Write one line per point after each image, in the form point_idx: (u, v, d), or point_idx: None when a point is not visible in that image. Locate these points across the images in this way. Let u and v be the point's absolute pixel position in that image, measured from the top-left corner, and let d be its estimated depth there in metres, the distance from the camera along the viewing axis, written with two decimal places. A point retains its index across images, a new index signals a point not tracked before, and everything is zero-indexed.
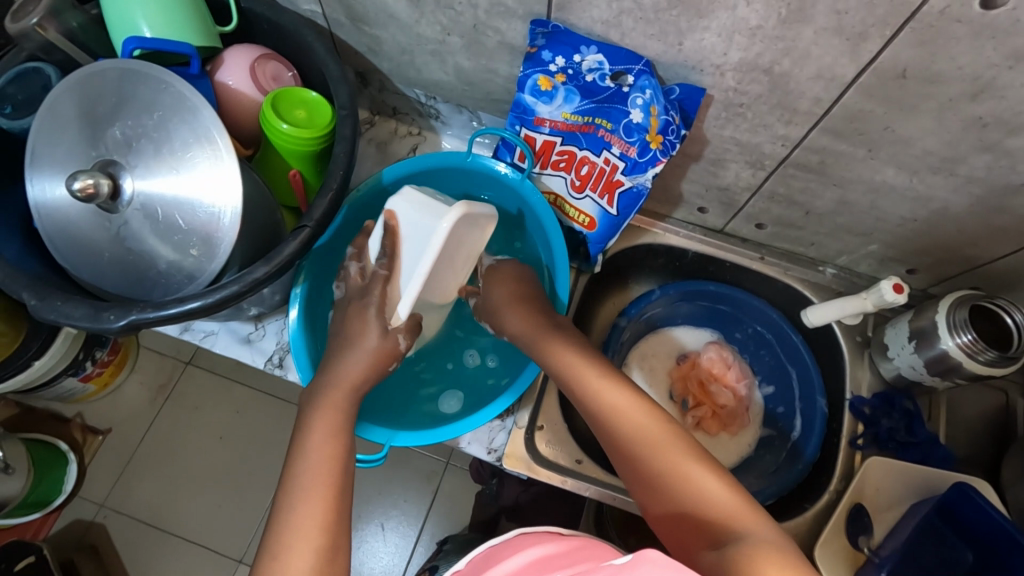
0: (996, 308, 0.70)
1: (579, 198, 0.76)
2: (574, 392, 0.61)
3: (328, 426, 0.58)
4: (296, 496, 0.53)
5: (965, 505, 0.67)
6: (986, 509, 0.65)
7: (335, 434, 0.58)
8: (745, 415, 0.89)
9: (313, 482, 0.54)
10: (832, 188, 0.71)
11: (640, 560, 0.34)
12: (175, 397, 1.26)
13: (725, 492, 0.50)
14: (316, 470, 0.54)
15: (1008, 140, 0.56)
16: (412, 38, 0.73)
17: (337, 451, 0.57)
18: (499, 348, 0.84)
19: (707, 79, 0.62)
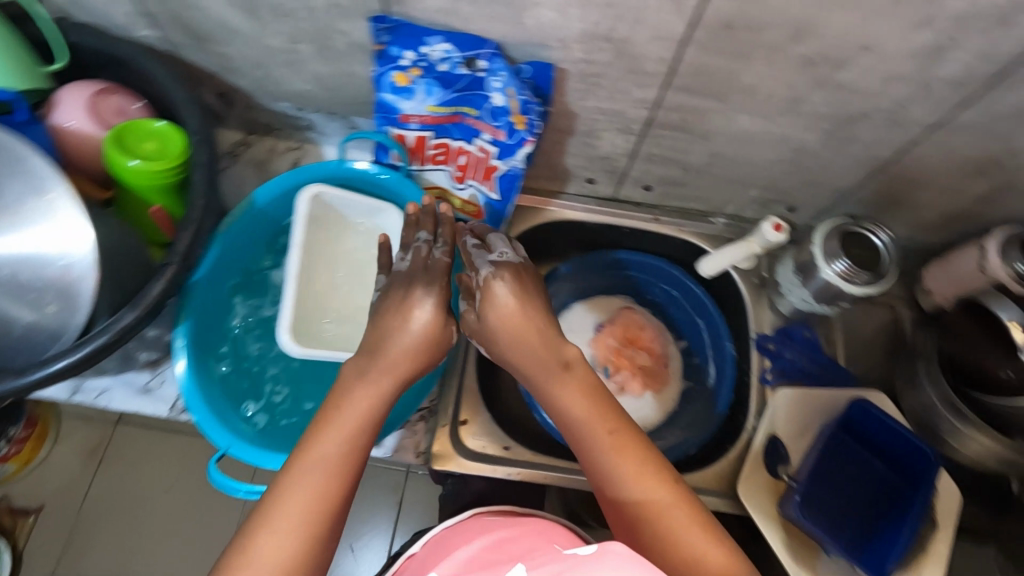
0: (863, 231, 0.76)
1: (462, 188, 0.76)
2: (573, 434, 0.56)
3: (371, 403, 0.54)
4: (303, 467, 0.48)
5: (866, 419, 0.75)
6: (882, 420, 0.74)
7: (367, 419, 0.54)
8: (664, 371, 0.91)
9: (329, 454, 0.50)
10: (700, 142, 0.74)
11: (605, 550, 0.36)
12: (109, 458, 1.19)
13: (716, 547, 0.47)
14: (336, 434, 0.51)
15: (837, 74, 0.59)
16: (262, 51, 0.70)
17: (366, 420, 0.53)
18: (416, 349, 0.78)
19: (557, 54, 0.62)
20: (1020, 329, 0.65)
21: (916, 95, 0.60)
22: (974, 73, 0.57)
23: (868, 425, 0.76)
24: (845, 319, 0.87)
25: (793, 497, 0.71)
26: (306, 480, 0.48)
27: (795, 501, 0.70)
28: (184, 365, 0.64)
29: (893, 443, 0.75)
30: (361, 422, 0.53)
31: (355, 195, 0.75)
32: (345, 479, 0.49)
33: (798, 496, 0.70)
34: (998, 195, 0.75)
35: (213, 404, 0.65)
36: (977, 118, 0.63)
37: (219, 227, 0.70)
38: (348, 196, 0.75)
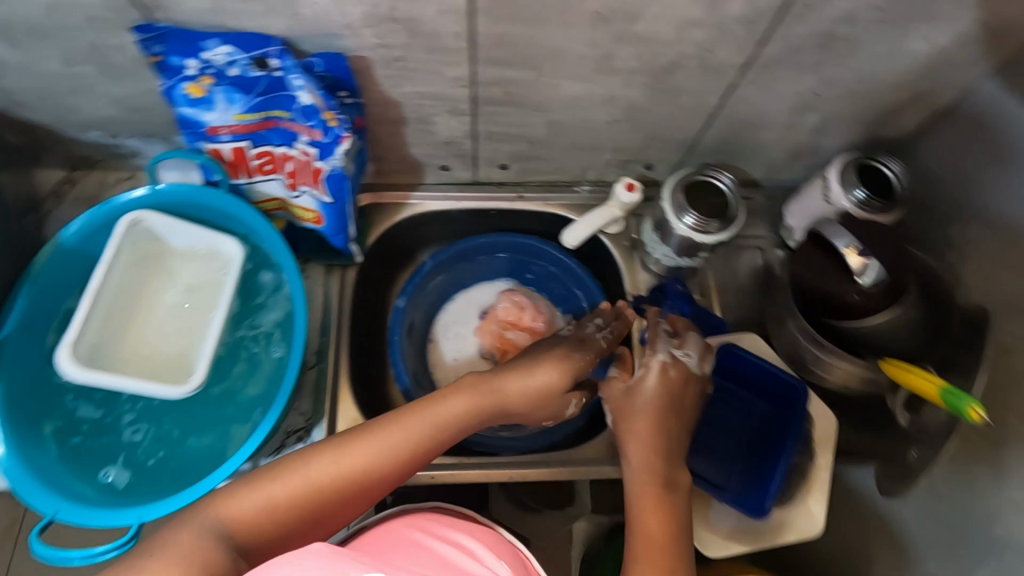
0: (707, 178, 0.76)
1: (297, 196, 0.72)
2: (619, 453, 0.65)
3: (466, 402, 0.58)
4: (330, 452, 0.52)
5: (734, 361, 0.77)
6: (753, 361, 0.76)
7: (458, 422, 0.58)
8: None
9: (365, 448, 0.53)
10: (534, 114, 0.72)
11: None
12: None
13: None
14: (385, 436, 0.54)
15: (634, 27, 0.59)
16: (41, 79, 0.64)
17: (433, 424, 0.56)
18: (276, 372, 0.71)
19: (349, 42, 0.59)
20: (856, 254, 0.67)
21: (716, 37, 0.60)
22: (760, 8, 0.57)
23: (739, 365, 0.78)
24: (715, 267, 0.89)
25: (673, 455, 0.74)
26: (338, 467, 0.52)
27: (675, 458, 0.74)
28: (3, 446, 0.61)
29: (763, 376, 0.77)
30: (425, 430, 0.56)
31: (182, 224, 0.70)
32: (374, 473, 0.53)
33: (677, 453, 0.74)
34: (830, 125, 0.77)
35: (45, 477, 0.62)
36: (781, 52, 0.63)
37: (26, 276, 0.66)
38: (184, 224, 0.70)
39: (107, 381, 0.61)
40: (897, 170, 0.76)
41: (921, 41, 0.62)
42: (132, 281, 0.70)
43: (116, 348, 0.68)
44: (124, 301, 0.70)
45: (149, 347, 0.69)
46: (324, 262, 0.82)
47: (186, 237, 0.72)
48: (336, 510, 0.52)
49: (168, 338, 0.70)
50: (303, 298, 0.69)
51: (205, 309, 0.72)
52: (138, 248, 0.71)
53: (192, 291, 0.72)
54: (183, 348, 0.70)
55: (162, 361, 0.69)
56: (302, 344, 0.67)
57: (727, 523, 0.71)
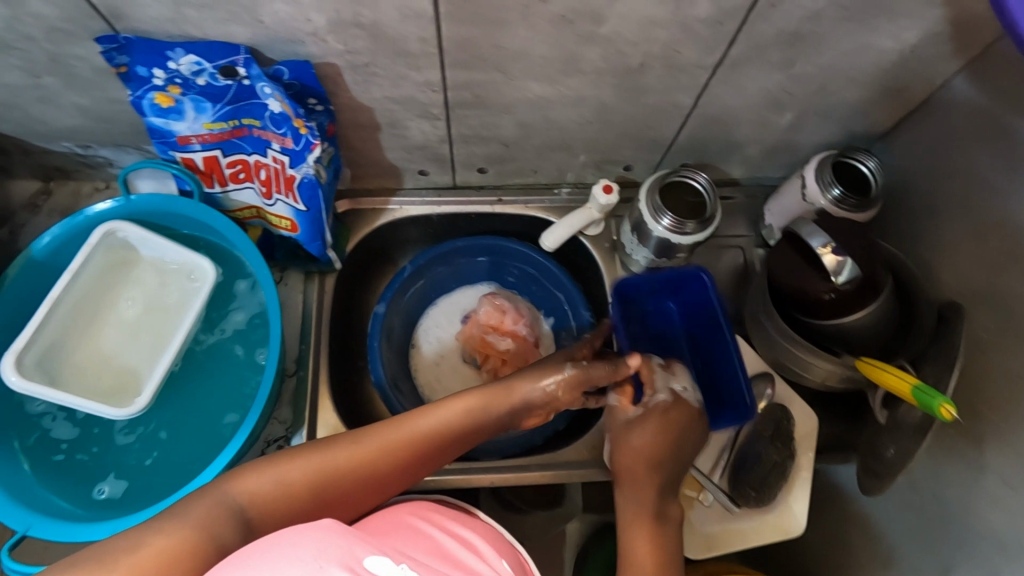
0: (683, 178, 0.76)
1: (272, 205, 0.72)
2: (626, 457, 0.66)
3: (488, 400, 0.61)
4: (355, 442, 0.54)
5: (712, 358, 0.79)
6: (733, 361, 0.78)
7: (478, 420, 0.60)
8: (535, 351, 0.88)
9: (378, 445, 0.54)
10: (505, 117, 0.71)
11: None
12: None
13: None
14: (400, 434, 0.56)
15: (601, 30, 0.58)
16: (4, 91, 0.63)
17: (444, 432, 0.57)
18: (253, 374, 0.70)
19: (313, 49, 0.58)
20: (831, 253, 0.66)
21: (682, 38, 0.60)
22: (726, 8, 0.56)
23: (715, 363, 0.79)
24: (696, 267, 0.89)
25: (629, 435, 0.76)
26: (359, 452, 0.53)
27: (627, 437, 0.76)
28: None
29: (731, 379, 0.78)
30: (451, 424, 0.58)
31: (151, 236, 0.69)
32: (395, 461, 0.55)
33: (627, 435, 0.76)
34: (806, 122, 0.76)
35: (25, 497, 0.61)
36: (750, 51, 0.62)
37: None
38: (151, 235, 0.69)
39: (51, 396, 0.61)
40: (873, 167, 0.76)
41: (891, 38, 0.62)
42: (103, 294, 0.70)
43: (71, 361, 0.67)
44: (84, 313, 0.69)
45: (106, 359, 0.68)
46: (302, 269, 0.81)
47: (153, 249, 0.71)
48: (348, 495, 0.52)
49: (124, 349, 0.68)
50: (276, 300, 0.68)
51: (167, 319, 0.70)
52: (109, 260, 0.70)
53: (152, 303, 0.70)
54: (140, 361, 0.68)
55: (117, 373, 0.67)
56: (277, 348, 0.67)
57: (712, 525, 0.72)
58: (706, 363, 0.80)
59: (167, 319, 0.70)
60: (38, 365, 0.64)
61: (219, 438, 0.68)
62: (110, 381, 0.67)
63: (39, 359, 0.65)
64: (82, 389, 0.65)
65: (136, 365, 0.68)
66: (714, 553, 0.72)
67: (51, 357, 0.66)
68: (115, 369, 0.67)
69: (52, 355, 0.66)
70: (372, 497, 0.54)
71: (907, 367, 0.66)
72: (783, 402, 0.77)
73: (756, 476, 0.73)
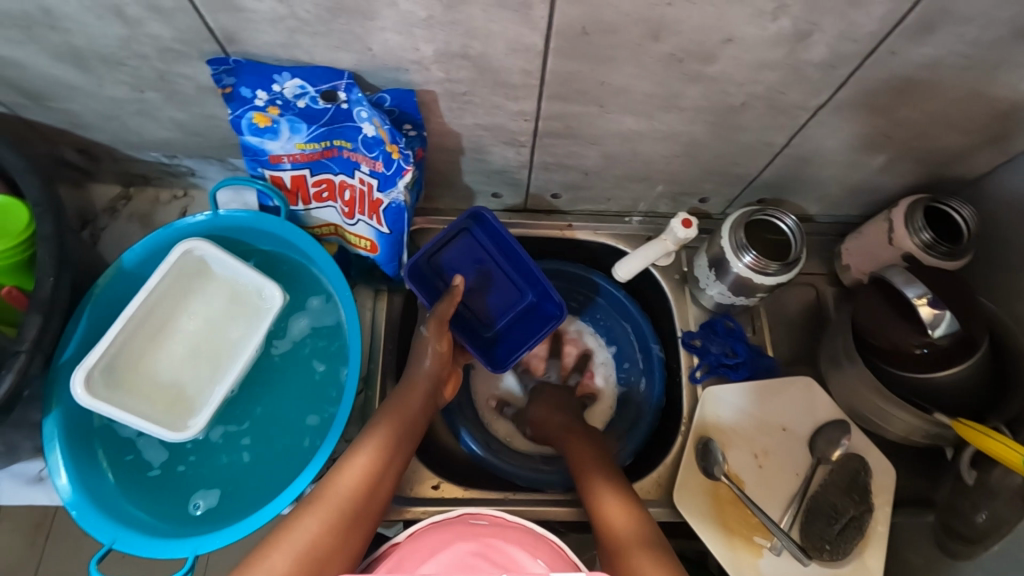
0: (769, 217, 0.74)
1: (353, 224, 0.72)
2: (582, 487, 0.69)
3: (380, 442, 0.65)
4: (310, 512, 0.58)
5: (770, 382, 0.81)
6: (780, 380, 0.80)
7: (390, 454, 0.65)
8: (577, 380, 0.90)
9: (331, 495, 0.59)
10: (592, 147, 0.71)
11: None
12: (57, 535, 1.02)
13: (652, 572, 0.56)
14: (340, 478, 0.61)
15: (708, 69, 0.57)
16: (108, 103, 0.65)
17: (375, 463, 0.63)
18: (328, 395, 0.72)
19: (416, 77, 0.58)
20: (927, 304, 0.62)
21: (790, 80, 0.59)
22: (842, 53, 0.55)
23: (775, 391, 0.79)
24: (766, 304, 0.86)
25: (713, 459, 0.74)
26: (314, 523, 0.57)
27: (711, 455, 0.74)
28: (67, 477, 0.64)
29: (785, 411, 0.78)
30: (370, 469, 0.62)
31: (228, 256, 0.70)
32: (353, 505, 0.60)
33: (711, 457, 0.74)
34: (898, 165, 0.74)
35: (113, 510, 0.64)
36: (856, 95, 0.61)
37: (87, 300, 0.67)
38: (224, 256, 0.70)
39: (124, 418, 0.62)
40: (967, 216, 0.72)
41: (1006, 88, 0.60)
42: (169, 308, 0.71)
43: (132, 376, 0.67)
44: (145, 329, 0.69)
45: (166, 376, 0.69)
46: (372, 286, 0.82)
47: (221, 266, 0.72)
48: (332, 548, 0.56)
49: (184, 367, 0.69)
50: (357, 323, 0.70)
51: (226, 339, 0.71)
52: (180, 273, 0.71)
53: (211, 321, 0.72)
54: (200, 384, 0.69)
55: (175, 392, 0.68)
56: (357, 369, 0.68)
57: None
58: (781, 405, 0.78)
59: (227, 340, 0.71)
60: (103, 383, 0.65)
61: (295, 455, 0.70)
62: (171, 399, 0.68)
63: (103, 375, 0.65)
64: (143, 406, 0.66)
65: (196, 385, 0.69)
66: None
67: (114, 372, 0.66)
68: (174, 388, 0.68)
69: (114, 371, 0.66)
70: (362, 530, 0.60)
71: (1003, 430, 0.65)
72: (860, 452, 0.75)
73: (831, 528, 0.71)
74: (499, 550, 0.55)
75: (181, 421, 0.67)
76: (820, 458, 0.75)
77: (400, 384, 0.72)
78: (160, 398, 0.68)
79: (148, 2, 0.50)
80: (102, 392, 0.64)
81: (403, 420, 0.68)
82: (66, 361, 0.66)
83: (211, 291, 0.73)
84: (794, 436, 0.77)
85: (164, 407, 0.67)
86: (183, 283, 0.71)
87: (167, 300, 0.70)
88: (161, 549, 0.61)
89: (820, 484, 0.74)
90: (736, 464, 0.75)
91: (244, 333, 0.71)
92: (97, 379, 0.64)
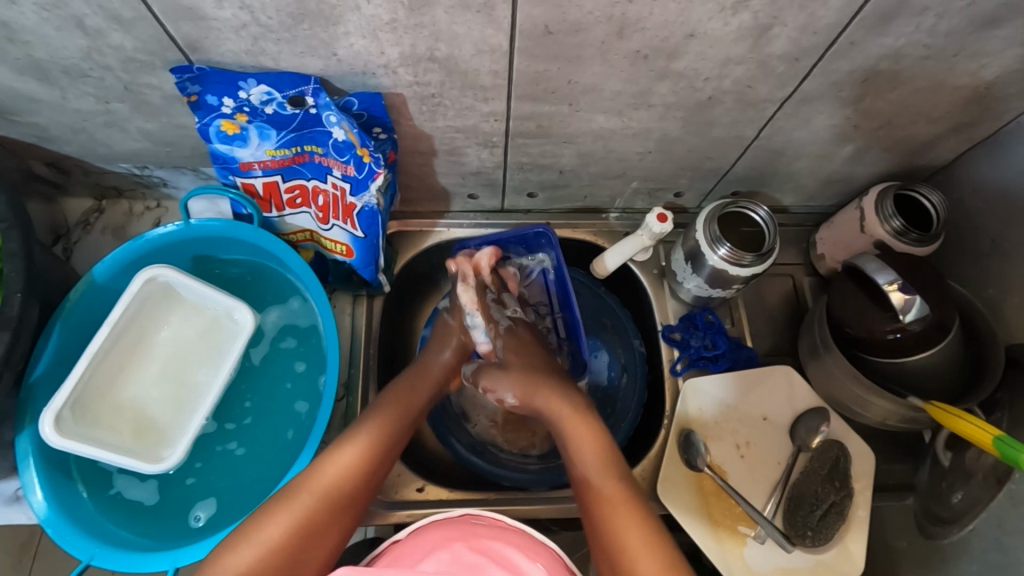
0: (742, 208, 0.75)
1: (328, 229, 0.71)
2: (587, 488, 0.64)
3: (371, 439, 0.64)
4: (303, 491, 0.58)
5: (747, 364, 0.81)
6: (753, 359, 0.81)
7: (380, 455, 0.64)
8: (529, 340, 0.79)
9: (313, 487, 0.59)
10: (565, 146, 0.71)
11: None
12: (43, 554, 1.01)
13: None
14: (326, 472, 0.60)
15: (674, 65, 0.58)
16: (74, 115, 0.64)
17: (362, 465, 0.62)
18: (307, 395, 0.73)
19: (384, 81, 0.58)
20: (897, 290, 0.63)
21: (757, 74, 0.59)
22: (804, 45, 0.56)
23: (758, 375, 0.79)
24: (745, 295, 0.87)
25: (697, 446, 0.75)
26: (300, 504, 0.57)
27: (695, 441, 0.75)
28: (41, 497, 0.63)
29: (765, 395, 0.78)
30: (364, 454, 0.62)
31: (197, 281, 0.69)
32: (345, 488, 0.60)
33: (696, 440, 0.75)
34: (868, 155, 0.75)
35: (91, 526, 0.64)
36: (821, 87, 0.62)
37: (59, 315, 0.67)
38: (191, 281, 0.69)
39: (99, 456, 0.62)
40: (936, 202, 0.73)
41: (967, 75, 0.61)
42: (138, 333, 0.70)
43: (102, 408, 0.67)
44: (114, 359, 0.69)
45: (138, 404, 0.69)
46: (351, 292, 0.81)
47: (189, 291, 0.71)
48: (322, 527, 0.57)
49: (156, 396, 0.69)
50: (334, 330, 0.70)
51: (198, 365, 0.71)
52: (150, 297, 0.70)
53: (182, 348, 0.72)
54: (173, 412, 0.69)
55: (149, 421, 0.68)
56: (336, 376, 0.68)
57: (765, 565, 0.70)
58: (761, 395, 0.78)
59: (200, 366, 0.71)
60: (74, 420, 0.64)
61: (276, 464, 0.70)
62: (144, 429, 0.68)
63: (73, 413, 0.65)
64: (116, 439, 0.66)
65: (170, 413, 0.69)
66: None
67: (84, 407, 0.66)
68: (149, 418, 0.68)
69: (83, 406, 0.66)
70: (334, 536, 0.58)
71: (977, 412, 0.67)
72: (840, 439, 0.76)
73: (813, 515, 0.71)
74: (496, 550, 0.54)
75: (157, 451, 0.67)
76: (800, 445, 0.76)
77: (406, 371, 0.74)
78: (130, 426, 0.68)
79: (108, 11, 0.49)
80: (72, 429, 0.64)
81: (402, 408, 0.69)
82: (38, 378, 0.66)
83: (182, 313, 0.73)
84: (776, 425, 0.78)
85: (133, 438, 0.67)
86: (152, 307, 0.71)
87: (136, 326, 0.70)
88: (140, 562, 0.62)
89: (801, 472, 0.75)
90: (719, 456, 0.76)
91: (218, 357, 0.72)
92: (67, 417, 0.64)
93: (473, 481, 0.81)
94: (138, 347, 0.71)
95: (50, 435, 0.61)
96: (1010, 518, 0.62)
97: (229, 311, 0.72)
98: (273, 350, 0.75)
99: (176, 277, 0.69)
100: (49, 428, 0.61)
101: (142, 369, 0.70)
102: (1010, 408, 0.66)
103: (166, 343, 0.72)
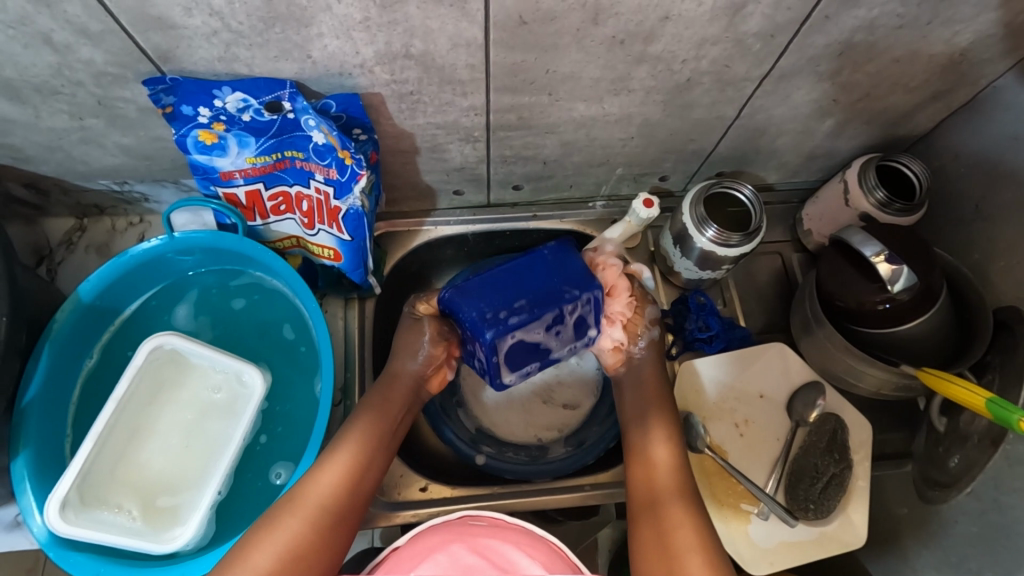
0: (727, 189, 0.76)
1: (314, 235, 0.71)
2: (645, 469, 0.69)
3: (363, 433, 0.66)
4: (291, 513, 0.59)
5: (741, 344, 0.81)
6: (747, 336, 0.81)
7: (370, 448, 0.66)
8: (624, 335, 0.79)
9: (309, 496, 0.60)
10: (548, 136, 0.71)
11: None
12: None
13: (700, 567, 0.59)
14: (325, 476, 0.62)
15: (651, 49, 0.58)
16: (48, 134, 0.63)
17: (359, 461, 0.64)
18: (304, 388, 0.74)
19: (361, 80, 0.58)
20: (884, 261, 0.64)
21: (733, 53, 0.59)
22: (779, 22, 0.56)
23: (755, 353, 0.79)
24: (735, 276, 0.87)
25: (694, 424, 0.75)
26: (303, 515, 0.59)
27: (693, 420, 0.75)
28: (39, 524, 0.63)
29: (759, 372, 0.79)
30: (354, 459, 0.64)
31: (206, 348, 0.69)
32: (332, 504, 0.61)
33: (694, 417, 0.76)
34: (849, 128, 0.75)
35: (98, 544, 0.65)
36: (799, 63, 0.62)
37: (46, 337, 0.67)
38: (196, 346, 0.69)
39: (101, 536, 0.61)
40: (917, 170, 0.73)
41: (941, 43, 0.61)
42: (151, 396, 0.70)
43: (109, 480, 0.67)
44: (126, 423, 0.69)
45: (150, 475, 0.68)
46: (342, 295, 0.80)
47: (197, 356, 0.70)
48: (323, 536, 0.59)
49: (170, 466, 0.69)
50: (325, 334, 0.69)
51: (211, 431, 0.70)
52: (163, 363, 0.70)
53: (195, 416, 0.71)
54: (184, 484, 0.68)
55: (159, 491, 0.67)
56: (331, 384, 0.68)
57: (769, 540, 0.71)
58: (756, 373, 0.79)
59: (213, 438, 0.70)
60: (80, 498, 0.64)
61: (277, 472, 0.70)
62: (156, 499, 0.67)
63: (79, 492, 0.64)
64: (125, 509, 0.66)
65: (179, 484, 0.68)
66: (776, 570, 0.70)
67: (91, 476, 0.66)
68: (159, 488, 0.68)
69: (89, 480, 0.65)
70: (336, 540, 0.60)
71: (969, 375, 0.67)
72: (835, 411, 0.77)
73: (813, 489, 0.72)
74: (496, 551, 0.54)
75: (167, 523, 0.66)
76: (798, 420, 0.77)
77: (377, 386, 0.72)
78: (143, 497, 0.67)
79: (75, 26, 0.49)
80: (76, 502, 0.64)
81: (386, 413, 0.69)
82: (30, 403, 0.66)
83: (197, 376, 0.72)
84: (773, 403, 0.78)
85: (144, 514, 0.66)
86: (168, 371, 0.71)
87: (150, 391, 0.70)
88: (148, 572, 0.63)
89: (799, 447, 0.76)
90: (719, 436, 0.76)
91: (229, 423, 0.70)
92: (73, 497, 0.64)
93: (475, 477, 0.82)
94: (153, 412, 0.70)
95: (53, 519, 0.61)
96: (1005, 478, 0.63)
97: (242, 375, 0.70)
98: (267, 357, 0.75)
99: (186, 345, 0.68)
100: (53, 513, 0.61)
101: (160, 438, 0.70)
102: (1000, 370, 0.66)
103: (183, 411, 0.71)
